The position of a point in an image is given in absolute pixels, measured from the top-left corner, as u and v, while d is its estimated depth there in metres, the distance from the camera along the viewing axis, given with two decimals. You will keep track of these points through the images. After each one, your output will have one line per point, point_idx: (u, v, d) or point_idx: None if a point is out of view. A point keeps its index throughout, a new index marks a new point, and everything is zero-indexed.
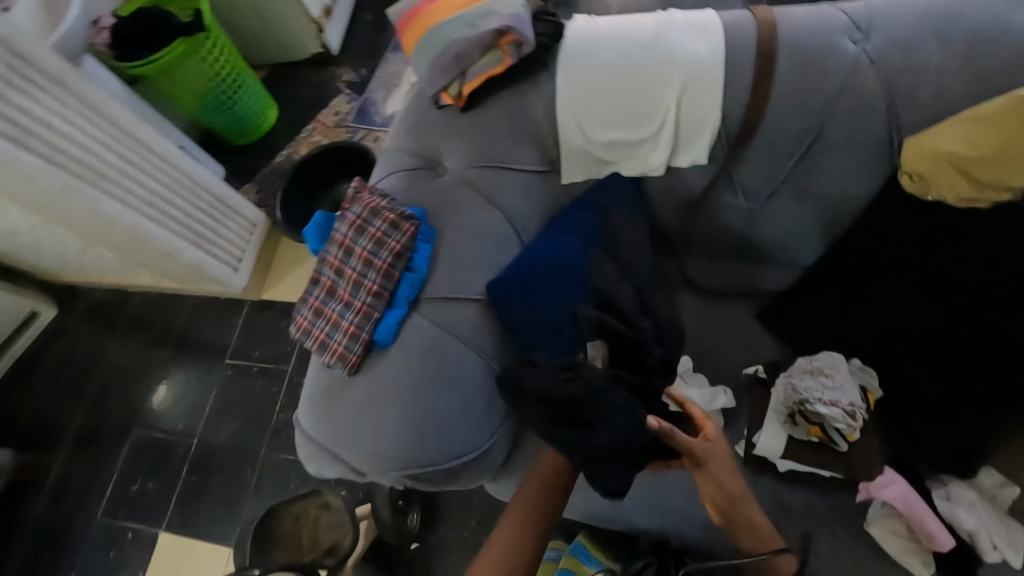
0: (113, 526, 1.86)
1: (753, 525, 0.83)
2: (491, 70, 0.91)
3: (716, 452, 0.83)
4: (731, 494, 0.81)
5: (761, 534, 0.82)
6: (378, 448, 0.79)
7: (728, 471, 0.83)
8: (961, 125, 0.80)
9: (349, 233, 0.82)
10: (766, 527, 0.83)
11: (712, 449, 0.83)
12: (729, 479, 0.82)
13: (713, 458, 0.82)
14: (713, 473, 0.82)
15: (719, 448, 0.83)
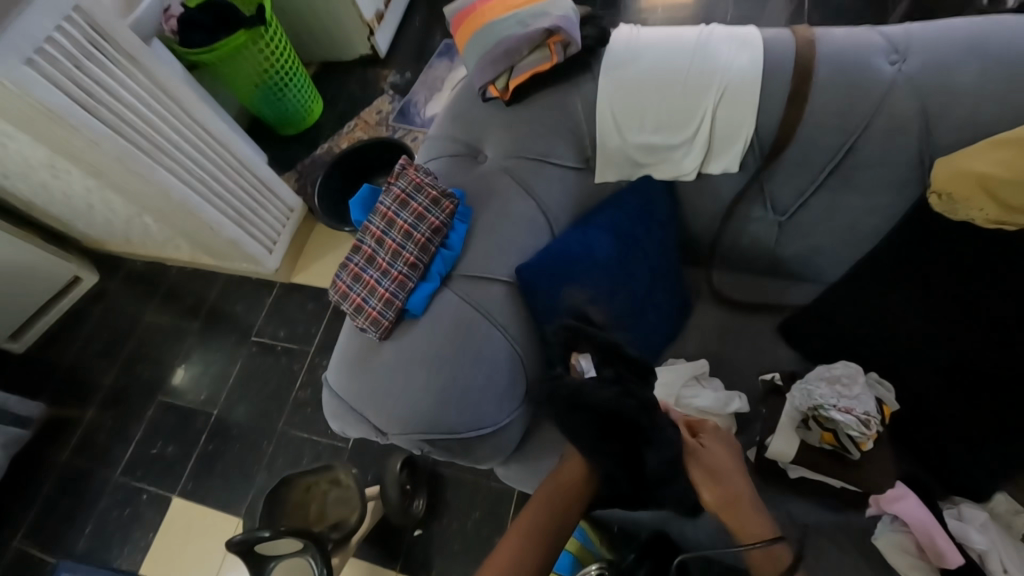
0: (131, 484, 1.93)
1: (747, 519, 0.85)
2: (537, 66, 0.97)
3: (711, 446, 0.90)
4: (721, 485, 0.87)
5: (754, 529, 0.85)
6: (403, 410, 0.83)
7: (724, 467, 0.88)
8: (991, 148, 0.82)
9: (392, 205, 0.86)
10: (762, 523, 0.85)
11: (708, 445, 0.90)
12: (725, 472, 0.88)
13: (706, 453, 0.89)
14: (707, 462, 0.88)
15: (715, 445, 0.90)
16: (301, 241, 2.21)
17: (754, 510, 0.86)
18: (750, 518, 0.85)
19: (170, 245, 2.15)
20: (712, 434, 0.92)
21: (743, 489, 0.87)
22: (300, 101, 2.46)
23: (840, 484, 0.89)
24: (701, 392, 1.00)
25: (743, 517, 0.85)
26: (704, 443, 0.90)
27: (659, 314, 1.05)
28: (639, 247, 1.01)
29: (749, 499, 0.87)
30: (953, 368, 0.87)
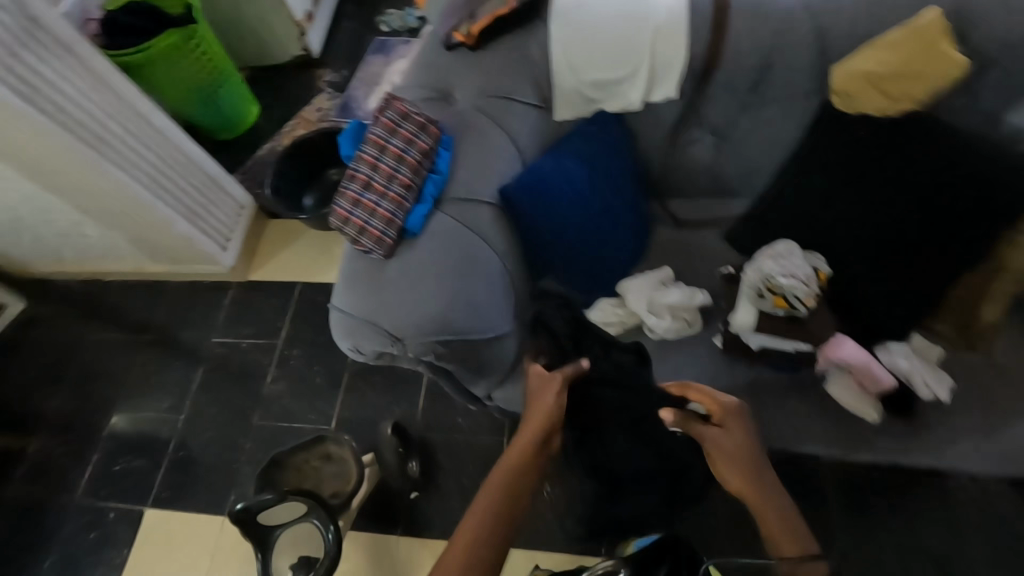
0: (95, 507, 1.80)
1: (778, 522, 0.87)
2: (495, 11, 1.10)
3: (733, 436, 0.92)
4: (743, 486, 0.89)
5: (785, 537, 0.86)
6: (416, 317, 0.89)
7: (747, 461, 0.90)
8: (875, 50, 1.00)
9: (382, 133, 0.94)
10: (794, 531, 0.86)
11: (730, 433, 0.92)
12: (752, 466, 0.90)
13: (728, 443, 0.92)
14: (722, 458, 0.91)
15: (741, 434, 0.92)
16: (254, 239, 2.14)
17: (785, 504, 0.89)
18: (784, 522, 0.87)
19: (111, 255, 2.04)
20: (735, 420, 0.94)
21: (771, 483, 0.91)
22: (235, 104, 2.39)
23: (794, 347, 1.03)
24: (668, 291, 1.14)
25: (771, 517, 0.88)
26: (727, 432, 0.93)
27: (624, 230, 1.17)
28: (603, 170, 1.14)
29: (778, 496, 0.89)
30: (869, 234, 1.04)
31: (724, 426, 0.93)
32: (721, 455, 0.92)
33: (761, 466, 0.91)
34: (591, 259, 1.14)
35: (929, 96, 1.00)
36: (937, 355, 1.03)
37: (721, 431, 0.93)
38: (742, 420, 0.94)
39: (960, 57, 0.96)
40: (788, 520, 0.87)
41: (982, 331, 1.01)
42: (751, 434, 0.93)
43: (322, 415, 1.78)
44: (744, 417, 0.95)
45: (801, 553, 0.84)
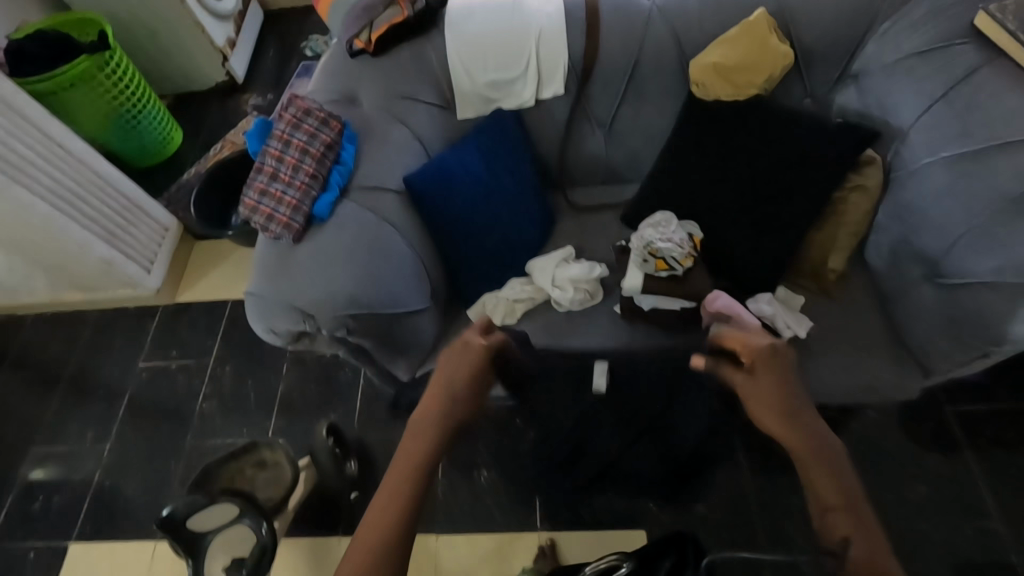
0: (11, 549, 1.69)
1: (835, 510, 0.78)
2: (392, 19, 1.20)
3: (756, 377, 0.93)
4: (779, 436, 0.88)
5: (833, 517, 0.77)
6: (324, 292, 0.96)
7: (775, 407, 0.89)
8: (720, 46, 1.16)
9: (286, 129, 1.04)
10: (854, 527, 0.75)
11: (758, 372, 0.93)
12: (779, 414, 0.88)
13: (754, 385, 0.93)
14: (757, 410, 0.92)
15: (768, 374, 0.92)
16: (181, 261, 2.11)
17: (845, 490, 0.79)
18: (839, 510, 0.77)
19: (24, 287, 1.97)
20: (767, 360, 0.94)
21: (816, 439, 0.85)
22: (157, 130, 2.33)
23: (680, 305, 1.16)
24: (570, 266, 1.25)
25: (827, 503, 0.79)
26: (753, 374, 0.94)
27: (528, 214, 1.27)
28: (502, 158, 1.23)
29: (834, 477, 0.81)
30: (735, 203, 1.18)
31: (750, 368, 0.95)
32: (754, 401, 0.92)
33: (800, 425, 0.87)
34: (499, 242, 1.23)
35: (768, 83, 1.17)
36: (799, 304, 1.16)
37: (748, 374, 0.94)
38: (771, 361, 0.93)
39: (788, 49, 1.14)
40: (846, 505, 0.77)
41: (829, 276, 1.16)
42: (780, 380, 0.91)
43: (258, 429, 1.76)
44: (769, 357, 0.94)
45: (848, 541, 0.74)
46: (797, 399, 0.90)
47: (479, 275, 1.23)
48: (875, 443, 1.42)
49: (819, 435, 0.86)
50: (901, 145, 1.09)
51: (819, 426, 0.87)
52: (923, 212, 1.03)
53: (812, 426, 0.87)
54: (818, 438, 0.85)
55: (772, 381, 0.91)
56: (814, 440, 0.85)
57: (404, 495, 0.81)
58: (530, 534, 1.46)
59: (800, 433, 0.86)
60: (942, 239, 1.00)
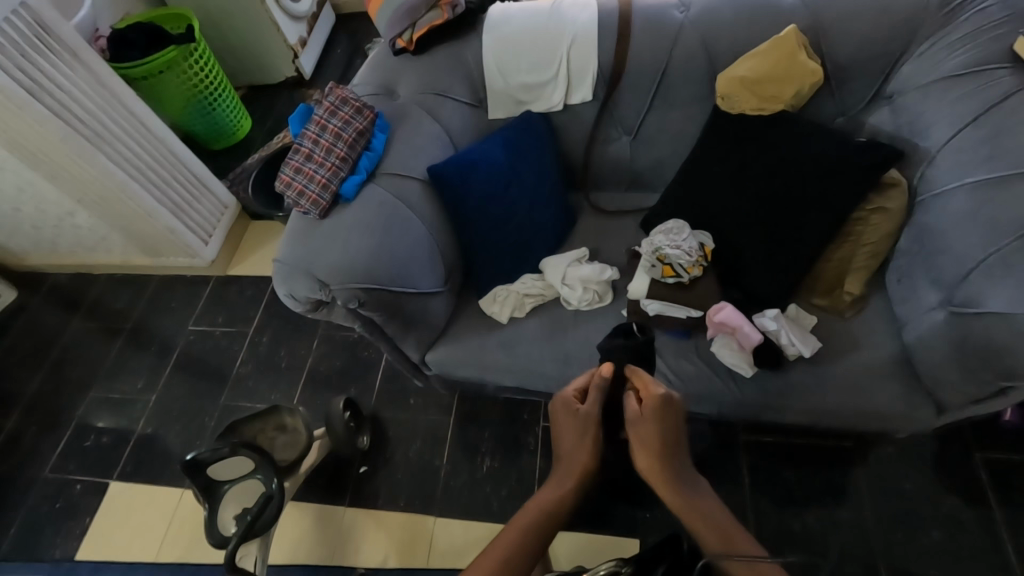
0: (61, 479, 1.87)
1: (710, 535, 0.81)
2: (432, 21, 1.27)
3: (647, 421, 0.92)
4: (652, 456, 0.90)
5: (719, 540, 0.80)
6: (343, 264, 1.07)
7: (657, 451, 0.90)
8: (748, 60, 1.17)
9: (324, 115, 1.15)
10: (728, 536, 0.80)
11: (644, 421, 0.92)
12: (656, 452, 0.90)
13: (642, 431, 0.91)
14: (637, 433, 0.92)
15: (659, 423, 0.91)
16: (236, 236, 2.29)
17: (716, 514, 0.84)
18: (711, 531, 0.81)
19: (101, 247, 2.19)
20: (663, 405, 0.92)
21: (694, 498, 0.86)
22: (228, 117, 2.53)
23: (686, 313, 1.17)
24: (582, 266, 1.29)
25: (706, 531, 0.81)
26: (639, 421, 0.92)
27: (546, 211, 1.32)
28: (524, 156, 1.28)
29: (700, 505, 0.85)
30: (746, 215, 1.19)
31: (643, 411, 0.93)
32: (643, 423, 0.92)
33: (676, 470, 0.90)
34: (515, 235, 1.28)
35: (795, 99, 1.17)
36: (810, 323, 1.16)
37: (640, 417, 0.93)
38: (664, 411, 0.92)
39: (817, 66, 1.14)
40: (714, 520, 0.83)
41: (843, 297, 1.16)
42: (667, 428, 0.91)
43: (284, 396, 1.88)
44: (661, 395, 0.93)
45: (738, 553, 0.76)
46: (671, 437, 0.91)
47: (493, 265, 1.29)
48: (890, 479, 1.40)
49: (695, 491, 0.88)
50: (928, 168, 1.07)
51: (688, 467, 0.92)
52: (942, 237, 1.02)
53: (682, 465, 0.91)
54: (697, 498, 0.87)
55: (660, 410, 0.92)
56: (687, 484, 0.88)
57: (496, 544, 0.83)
58: None
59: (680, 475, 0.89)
60: (960, 265, 0.98)
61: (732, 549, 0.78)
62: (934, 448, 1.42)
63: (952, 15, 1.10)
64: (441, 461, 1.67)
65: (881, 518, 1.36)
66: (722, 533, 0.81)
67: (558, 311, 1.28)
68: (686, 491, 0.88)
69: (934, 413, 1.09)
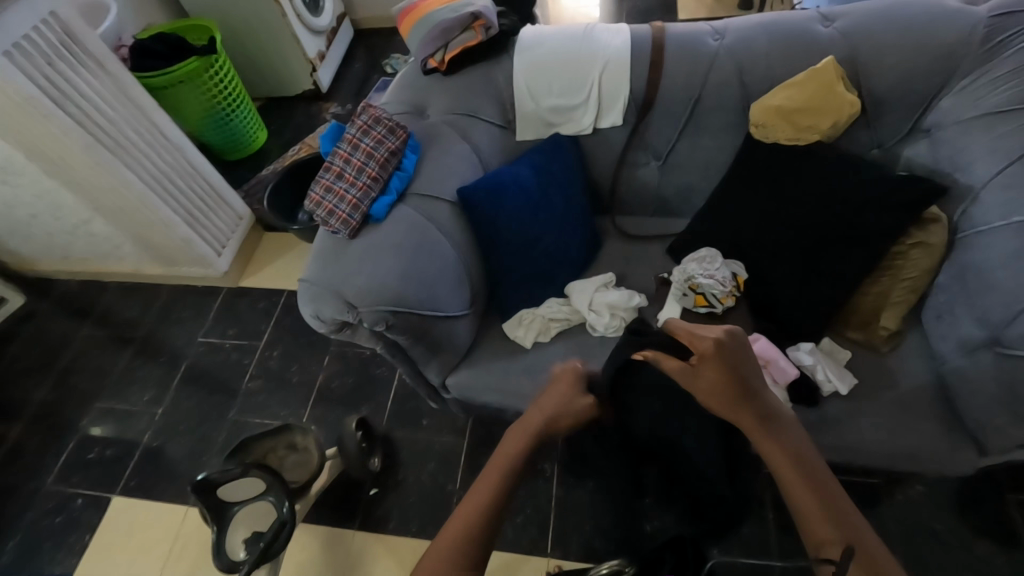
0: (63, 492, 1.83)
1: (813, 512, 0.78)
2: (466, 42, 1.26)
3: (702, 374, 0.91)
4: (719, 393, 0.89)
5: (815, 513, 0.78)
6: (371, 285, 1.05)
7: (724, 398, 0.89)
8: (785, 89, 1.16)
9: (357, 134, 1.15)
10: (826, 509, 0.78)
11: (702, 371, 0.91)
12: (727, 397, 0.89)
13: (699, 386, 0.92)
14: (700, 374, 0.91)
15: (715, 372, 0.90)
16: (250, 248, 2.27)
17: (809, 468, 0.83)
18: (807, 493, 0.80)
19: (113, 255, 2.17)
20: (717, 355, 0.90)
21: (789, 442, 0.86)
22: (245, 129, 2.52)
23: None
24: (609, 292, 1.26)
25: (800, 495, 0.80)
26: (694, 372, 0.92)
27: (574, 236, 1.30)
28: (553, 179, 1.27)
29: (791, 453, 0.84)
30: (779, 246, 1.17)
31: (695, 365, 0.93)
32: (705, 370, 0.91)
33: (751, 406, 0.88)
34: (541, 257, 1.26)
35: (832, 131, 1.15)
36: (845, 358, 1.13)
37: (693, 370, 0.93)
38: (715, 356, 0.90)
39: (855, 98, 1.13)
40: (805, 476, 0.81)
41: (879, 332, 1.13)
42: (730, 373, 0.89)
43: (294, 413, 1.84)
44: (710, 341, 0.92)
45: (836, 534, 0.75)
46: (740, 383, 0.89)
47: (520, 289, 1.27)
48: (919, 519, 1.36)
49: (784, 433, 0.87)
50: (970, 205, 1.06)
51: (768, 401, 0.90)
52: (990, 274, 0.99)
53: (759, 404, 0.89)
54: (793, 446, 0.85)
55: (716, 357, 0.91)
56: (768, 426, 0.87)
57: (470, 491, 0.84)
58: (539, 558, 1.42)
59: (761, 416, 0.87)
60: (1005, 305, 0.96)
61: (844, 531, 0.75)
62: (964, 487, 1.38)
63: (992, 52, 1.09)
64: (454, 485, 1.62)
65: (911, 560, 1.31)
66: (827, 503, 0.79)
67: (584, 337, 1.26)
68: (778, 438, 0.86)
69: (976, 455, 1.05)
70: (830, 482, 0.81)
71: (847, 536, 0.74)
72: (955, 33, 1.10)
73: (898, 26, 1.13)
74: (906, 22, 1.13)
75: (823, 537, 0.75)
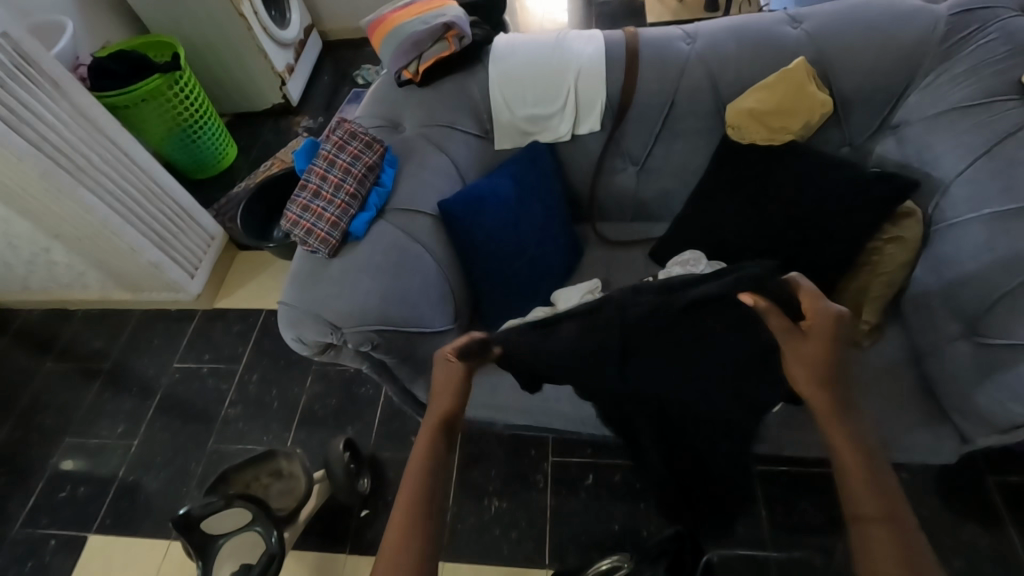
0: (35, 534, 1.74)
1: (862, 491, 0.71)
2: (439, 54, 1.25)
3: (811, 339, 0.84)
4: (812, 368, 0.82)
5: (867, 494, 0.71)
6: (354, 305, 1.03)
7: (819, 370, 0.82)
8: (757, 92, 1.17)
9: (332, 149, 1.12)
10: (874, 485, 0.71)
11: (810, 339, 0.84)
12: (820, 379, 0.82)
13: (798, 349, 0.84)
14: (804, 341, 0.84)
15: (823, 348, 0.83)
16: (223, 269, 2.20)
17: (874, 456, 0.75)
18: (862, 473, 0.72)
19: (77, 283, 2.08)
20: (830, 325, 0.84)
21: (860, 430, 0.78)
22: (213, 146, 2.45)
23: None
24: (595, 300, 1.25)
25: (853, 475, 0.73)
26: (798, 336, 0.84)
27: (556, 244, 1.29)
28: (532, 190, 1.26)
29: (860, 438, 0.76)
30: (760, 247, 1.18)
31: (805, 329, 0.85)
32: (814, 339, 0.84)
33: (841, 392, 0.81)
34: (523, 267, 1.24)
35: (806, 131, 1.16)
36: None
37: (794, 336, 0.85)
38: (832, 331, 0.84)
39: (826, 98, 1.15)
40: (864, 457, 0.74)
41: (860, 327, 1.15)
42: (832, 354, 0.83)
43: (278, 437, 1.79)
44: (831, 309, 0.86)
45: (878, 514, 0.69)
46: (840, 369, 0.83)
47: (505, 300, 1.25)
48: None
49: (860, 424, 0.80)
50: (941, 198, 1.09)
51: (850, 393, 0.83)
52: (963, 266, 1.02)
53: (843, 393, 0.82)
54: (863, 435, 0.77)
55: (831, 326, 0.84)
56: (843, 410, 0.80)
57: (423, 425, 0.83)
58: (536, 570, 1.40)
59: (842, 399, 0.80)
60: (983, 296, 0.98)
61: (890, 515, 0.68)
62: (946, 472, 1.41)
63: (953, 49, 1.12)
64: None
65: None
66: (876, 484, 0.72)
67: None
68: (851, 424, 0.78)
69: (960, 443, 1.07)
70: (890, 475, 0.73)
71: (892, 514, 0.69)
72: (918, 32, 1.13)
73: (863, 26, 1.16)
74: (871, 22, 1.16)
75: (863, 514, 0.69)
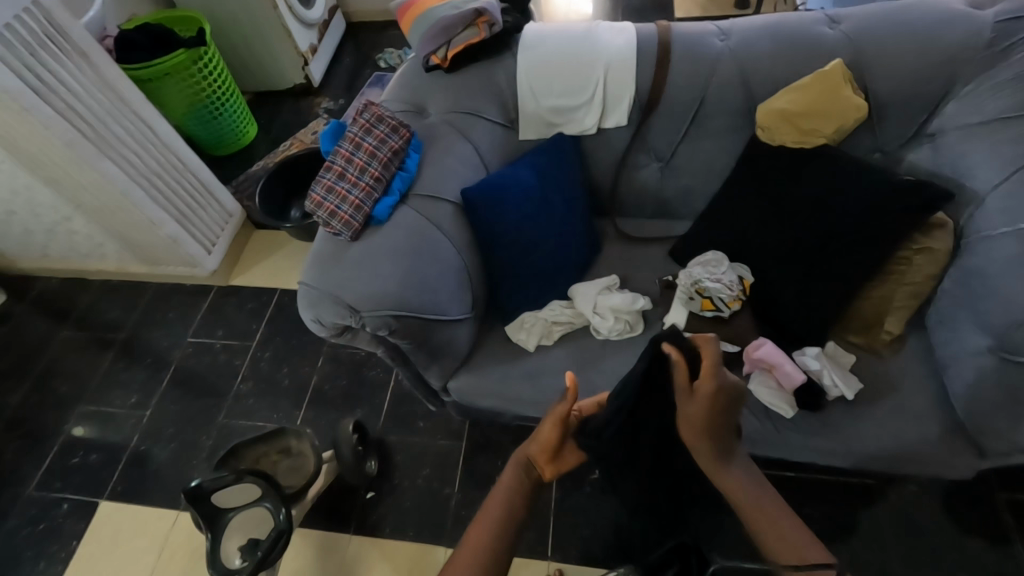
0: (46, 498, 1.78)
1: (767, 531, 0.83)
2: (469, 39, 1.24)
3: (694, 399, 0.85)
4: (697, 424, 0.86)
5: (779, 541, 0.81)
6: (375, 289, 1.03)
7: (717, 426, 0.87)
8: (789, 92, 1.15)
9: (359, 132, 1.12)
10: (778, 526, 0.82)
11: (693, 399, 0.85)
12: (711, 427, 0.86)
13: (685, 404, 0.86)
14: (692, 397, 0.85)
15: (708, 405, 0.84)
16: (239, 246, 2.21)
17: (761, 501, 0.86)
18: (768, 523, 0.83)
19: (96, 254, 2.11)
20: (720, 386, 0.84)
21: (749, 476, 0.89)
22: (234, 124, 2.46)
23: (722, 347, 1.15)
24: (612, 295, 1.25)
25: (761, 529, 0.84)
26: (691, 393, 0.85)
27: (575, 237, 1.28)
28: (555, 182, 1.25)
29: (743, 483, 0.88)
30: (783, 250, 1.16)
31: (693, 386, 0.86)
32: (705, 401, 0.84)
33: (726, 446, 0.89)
34: (541, 260, 1.24)
35: (837, 134, 1.14)
36: (848, 362, 1.14)
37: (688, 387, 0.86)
38: (711, 398, 0.83)
39: (862, 101, 1.12)
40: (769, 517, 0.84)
41: (881, 337, 1.14)
42: (720, 413, 0.86)
43: (287, 416, 1.81)
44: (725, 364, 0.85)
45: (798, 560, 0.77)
46: (723, 418, 0.86)
47: (522, 291, 1.25)
48: (912, 520, 1.37)
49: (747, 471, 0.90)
50: (974, 210, 1.06)
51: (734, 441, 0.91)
52: (993, 282, 1.00)
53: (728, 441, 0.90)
54: (752, 480, 0.89)
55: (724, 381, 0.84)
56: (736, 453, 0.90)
57: (511, 498, 0.92)
58: (539, 562, 1.41)
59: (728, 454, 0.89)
60: (1011, 311, 0.96)
61: (797, 551, 0.78)
62: (957, 488, 1.40)
63: (996, 58, 1.09)
64: (452, 490, 1.60)
65: (907, 562, 1.33)
66: (780, 530, 0.82)
67: (586, 341, 1.24)
68: (728, 466, 0.89)
69: (976, 458, 1.06)
70: (792, 521, 0.84)
71: (794, 544, 0.80)
72: (960, 38, 1.10)
73: (904, 30, 1.13)
74: (912, 26, 1.13)
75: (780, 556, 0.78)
